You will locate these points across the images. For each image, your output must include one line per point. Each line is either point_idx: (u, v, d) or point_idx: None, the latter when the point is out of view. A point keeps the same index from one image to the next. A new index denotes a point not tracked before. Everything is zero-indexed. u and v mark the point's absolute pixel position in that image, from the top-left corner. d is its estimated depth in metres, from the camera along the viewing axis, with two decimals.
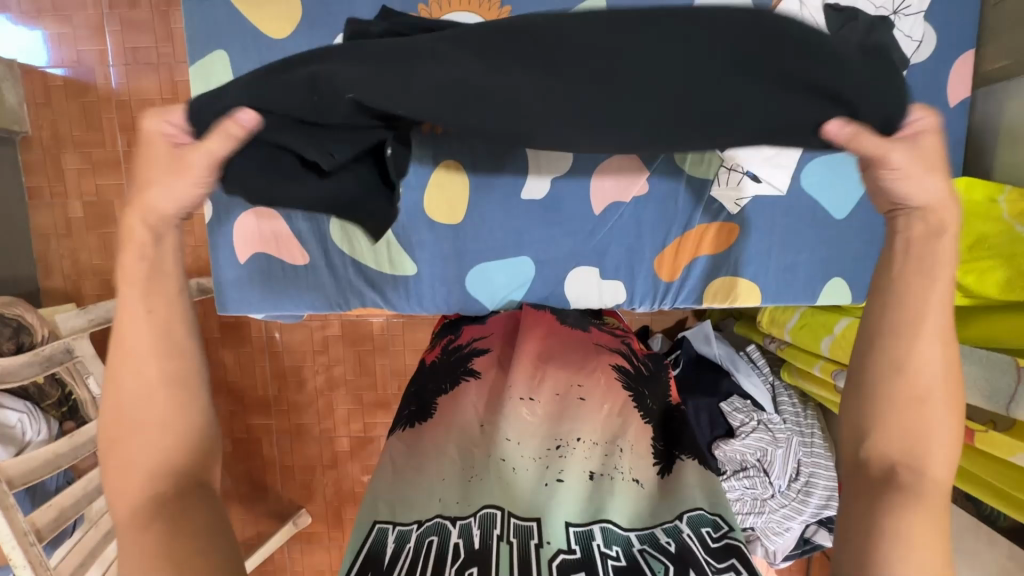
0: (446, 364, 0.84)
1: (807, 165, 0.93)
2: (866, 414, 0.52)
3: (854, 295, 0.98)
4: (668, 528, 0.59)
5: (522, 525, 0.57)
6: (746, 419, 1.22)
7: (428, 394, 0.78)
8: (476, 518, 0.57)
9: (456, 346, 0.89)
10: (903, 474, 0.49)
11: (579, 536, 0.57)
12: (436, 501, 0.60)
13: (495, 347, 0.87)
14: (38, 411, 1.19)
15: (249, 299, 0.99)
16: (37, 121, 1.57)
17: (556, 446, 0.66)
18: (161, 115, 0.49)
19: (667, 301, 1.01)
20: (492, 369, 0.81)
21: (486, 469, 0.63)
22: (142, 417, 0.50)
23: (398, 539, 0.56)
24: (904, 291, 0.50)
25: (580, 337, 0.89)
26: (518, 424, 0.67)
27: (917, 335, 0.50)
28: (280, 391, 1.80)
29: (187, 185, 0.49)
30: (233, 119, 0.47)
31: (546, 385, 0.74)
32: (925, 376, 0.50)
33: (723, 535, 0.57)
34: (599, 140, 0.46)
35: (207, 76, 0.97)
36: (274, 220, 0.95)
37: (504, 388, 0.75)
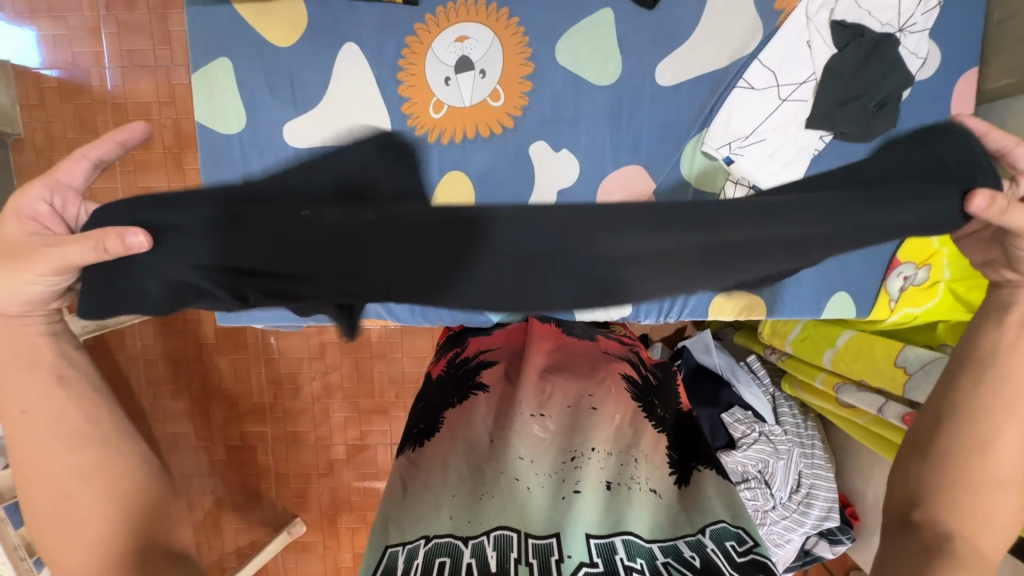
0: (453, 377, 0.84)
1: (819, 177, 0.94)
2: (931, 474, 0.49)
3: (861, 310, 1.00)
4: (692, 542, 0.58)
5: (540, 543, 0.56)
6: (747, 430, 1.21)
7: (434, 410, 0.78)
8: (489, 538, 0.56)
9: (462, 358, 0.89)
10: (961, 546, 0.46)
11: (601, 549, 0.56)
12: (446, 519, 0.59)
13: (502, 358, 0.87)
14: None
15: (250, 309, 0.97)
16: (29, 122, 1.55)
17: (571, 458, 0.66)
18: (32, 193, 0.48)
19: (673, 314, 1.00)
20: (501, 382, 0.81)
21: (497, 485, 0.62)
22: (66, 520, 0.45)
23: (408, 559, 0.55)
24: (1005, 366, 0.47)
25: (589, 346, 0.90)
26: (531, 441, 0.68)
27: (1010, 414, 0.47)
28: (276, 398, 1.78)
29: (23, 281, 0.45)
30: (119, 238, 0.44)
31: (557, 399, 0.75)
32: (1008, 465, 0.47)
33: (748, 550, 0.56)
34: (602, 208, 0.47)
35: (210, 82, 0.96)
36: None
37: (512, 401, 0.75)
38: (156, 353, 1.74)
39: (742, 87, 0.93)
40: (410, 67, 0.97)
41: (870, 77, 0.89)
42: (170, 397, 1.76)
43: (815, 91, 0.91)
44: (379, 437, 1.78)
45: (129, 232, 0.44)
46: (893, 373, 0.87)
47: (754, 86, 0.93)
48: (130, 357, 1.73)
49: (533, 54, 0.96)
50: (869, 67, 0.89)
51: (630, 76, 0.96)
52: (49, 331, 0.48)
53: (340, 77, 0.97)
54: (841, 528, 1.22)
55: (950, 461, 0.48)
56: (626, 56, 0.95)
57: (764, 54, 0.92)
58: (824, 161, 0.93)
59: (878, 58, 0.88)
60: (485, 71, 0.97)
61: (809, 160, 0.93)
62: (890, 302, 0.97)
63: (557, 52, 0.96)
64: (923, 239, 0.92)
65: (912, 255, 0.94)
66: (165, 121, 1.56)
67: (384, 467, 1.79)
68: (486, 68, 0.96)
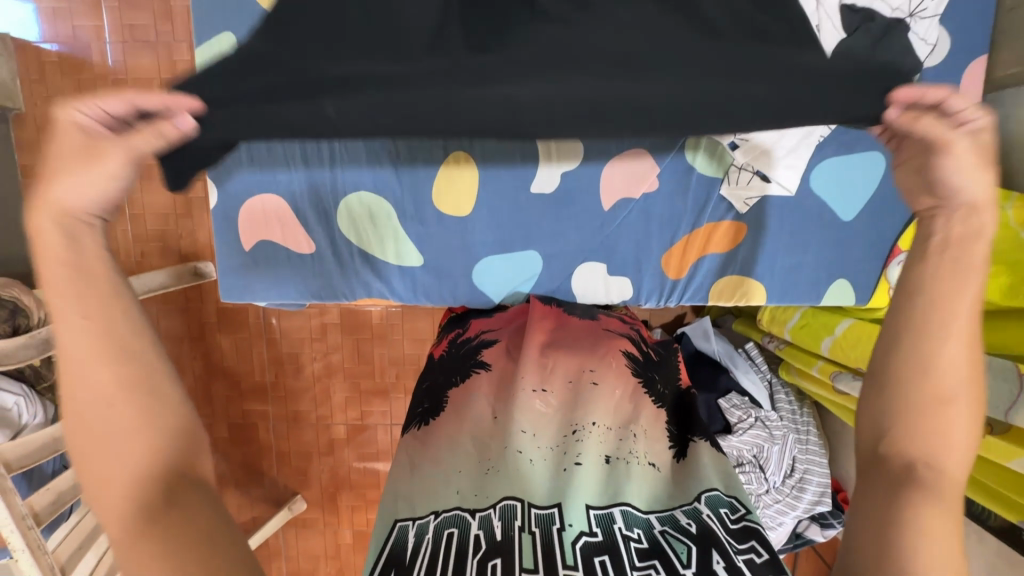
0: (454, 357, 0.86)
1: (819, 165, 0.92)
2: (885, 411, 0.48)
3: (859, 297, 0.98)
4: (688, 509, 0.63)
5: (543, 513, 0.61)
6: (743, 415, 1.23)
7: (437, 386, 0.81)
8: (495, 510, 0.61)
9: (464, 338, 0.91)
10: (925, 479, 0.46)
11: (601, 519, 0.61)
12: (454, 493, 0.64)
13: (503, 338, 0.88)
14: (32, 394, 1.26)
15: (252, 287, 0.98)
16: (31, 97, 1.65)
17: (572, 432, 0.71)
18: (75, 106, 0.47)
19: (674, 298, 1.00)
20: (503, 361, 0.83)
21: (503, 461, 0.67)
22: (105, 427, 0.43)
23: (419, 534, 0.60)
24: (934, 289, 0.47)
25: (591, 324, 0.90)
26: (534, 416, 0.72)
27: (946, 337, 0.47)
28: (277, 377, 1.80)
29: (97, 178, 0.46)
30: (171, 123, 0.52)
31: (558, 374, 0.78)
32: (952, 381, 0.47)
33: (740, 516, 0.61)
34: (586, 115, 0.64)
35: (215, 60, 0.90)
36: (281, 208, 0.94)
37: (514, 377, 0.78)
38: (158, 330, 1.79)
39: None
40: None
41: None
42: None
43: None
44: (379, 418, 1.80)
45: (179, 113, 0.52)
46: None
47: None
48: None
49: None
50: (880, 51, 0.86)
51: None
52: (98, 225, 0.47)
53: None
54: (832, 513, 1.25)
55: (894, 380, 0.48)
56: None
57: None
58: (828, 150, 0.91)
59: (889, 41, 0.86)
60: None
61: (813, 147, 0.89)
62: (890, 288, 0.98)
63: None
64: None
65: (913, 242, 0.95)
66: None
67: (384, 447, 1.81)
68: None
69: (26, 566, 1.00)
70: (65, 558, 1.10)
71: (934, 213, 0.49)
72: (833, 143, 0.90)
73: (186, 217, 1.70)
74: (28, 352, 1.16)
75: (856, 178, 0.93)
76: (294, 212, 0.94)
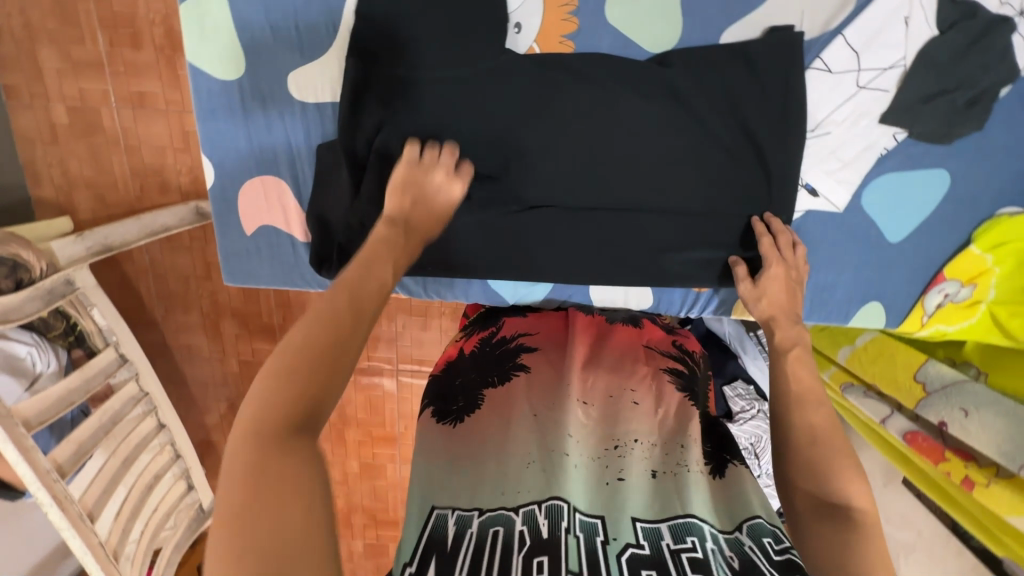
0: (489, 357, 0.82)
1: (873, 182, 0.85)
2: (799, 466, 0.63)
3: (890, 321, 0.92)
4: (729, 538, 0.60)
5: (587, 521, 0.60)
6: (746, 405, 1.22)
7: (472, 378, 0.79)
8: (541, 507, 0.60)
9: (498, 337, 0.86)
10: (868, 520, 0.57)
11: (648, 533, 0.59)
12: (500, 492, 0.63)
13: (544, 344, 0.84)
14: (44, 343, 1.30)
15: (255, 273, 0.91)
16: (5, 8, 1.50)
17: (614, 446, 0.69)
18: (321, 224, 0.85)
19: (694, 310, 0.95)
20: (549, 368, 0.79)
21: (549, 461, 0.66)
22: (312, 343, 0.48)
23: (459, 523, 0.59)
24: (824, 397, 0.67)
25: (632, 337, 0.87)
26: (574, 424, 0.70)
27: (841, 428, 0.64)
28: (284, 319, 1.82)
29: (428, 211, 0.73)
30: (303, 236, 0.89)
31: (599, 389, 0.75)
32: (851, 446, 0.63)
33: (785, 548, 0.57)
34: (594, 207, 0.86)
35: (203, 19, 0.78)
36: (279, 191, 0.87)
37: (557, 386, 0.76)
38: (166, 267, 1.79)
39: (816, 69, 0.79)
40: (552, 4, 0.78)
41: (969, 68, 0.75)
42: (181, 311, 1.84)
43: (899, 81, 0.78)
44: None
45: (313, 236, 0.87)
46: (911, 386, 0.92)
47: (830, 68, 0.78)
48: (139, 269, 1.79)
49: (579, 7, 0.78)
50: (970, 58, 0.75)
51: (692, 53, 0.78)
52: (407, 240, 0.68)
53: (355, 14, 0.77)
54: None
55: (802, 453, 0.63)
56: (692, 77, 0.79)
57: (851, 29, 0.76)
58: (890, 163, 0.83)
59: (984, 46, 0.74)
60: (520, 26, 0.79)
61: (873, 161, 0.82)
62: (922, 316, 0.91)
63: (608, 7, 0.78)
64: (976, 256, 0.84)
65: (958, 273, 0.87)
66: (154, 17, 1.50)
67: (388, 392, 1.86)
68: (522, 22, 0.78)
69: (54, 514, 1.06)
70: (93, 503, 1.20)
71: (757, 297, 0.80)
72: (898, 155, 0.82)
73: (183, 151, 1.61)
74: (35, 305, 1.16)
75: (917, 194, 0.85)
76: (297, 198, 0.87)
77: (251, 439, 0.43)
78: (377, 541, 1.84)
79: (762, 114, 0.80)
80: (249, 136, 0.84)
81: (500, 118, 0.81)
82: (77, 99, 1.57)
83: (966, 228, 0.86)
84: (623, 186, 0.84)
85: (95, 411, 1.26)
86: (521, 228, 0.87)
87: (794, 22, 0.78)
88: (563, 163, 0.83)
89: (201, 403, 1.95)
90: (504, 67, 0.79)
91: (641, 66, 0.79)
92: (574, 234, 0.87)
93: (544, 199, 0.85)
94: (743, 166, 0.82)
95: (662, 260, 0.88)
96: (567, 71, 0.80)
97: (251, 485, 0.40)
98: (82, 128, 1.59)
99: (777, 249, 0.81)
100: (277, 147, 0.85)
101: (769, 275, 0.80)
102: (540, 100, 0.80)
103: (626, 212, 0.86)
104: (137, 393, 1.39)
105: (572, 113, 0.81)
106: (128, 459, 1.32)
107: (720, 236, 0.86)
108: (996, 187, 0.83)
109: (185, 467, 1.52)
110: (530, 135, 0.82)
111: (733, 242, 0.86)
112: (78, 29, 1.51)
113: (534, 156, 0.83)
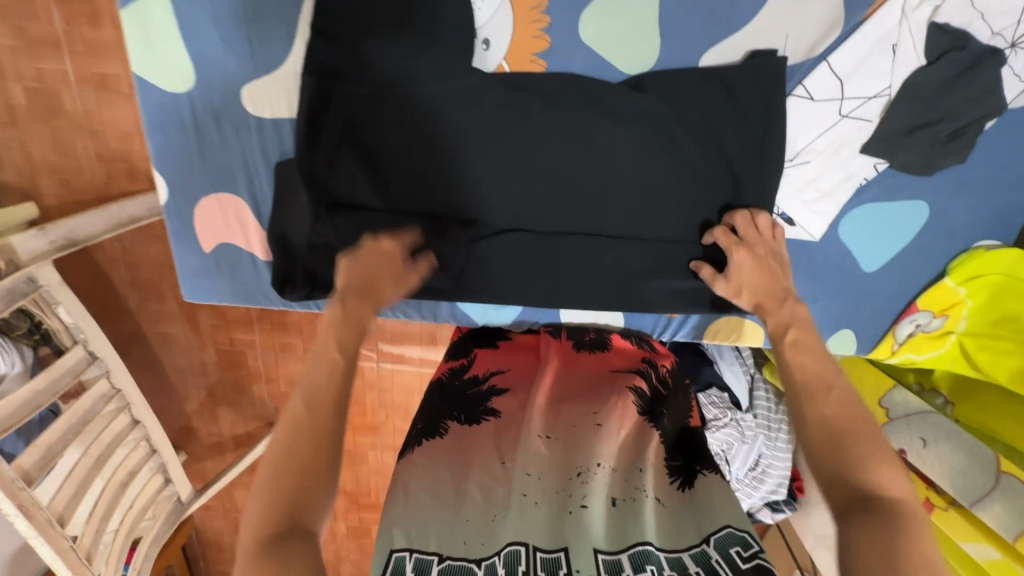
0: (458, 395, 0.81)
1: (851, 213, 0.82)
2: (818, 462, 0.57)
3: (861, 349, 0.91)
4: (695, 554, 0.57)
5: (549, 557, 0.57)
6: (720, 413, 1.18)
7: (437, 415, 0.78)
8: (501, 557, 0.58)
9: (470, 372, 0.85)
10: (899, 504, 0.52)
11: (609, 566, 0.57)
12: (460, 542, 0.61)
13: (515, 385, 0.82)
14: (6, 344, 1.25)
15: (216, 290, 0.88)
16: None
17: (576, 474, 0.66)
18: (282, 245, 0.82)
19: (666, 333, 0.94)
20: (516, 410, 0.77)
21: (508, 507, 0.64)
22: (294, 455, 0.54)
23: (419, 568, 0.57)
24: None
25: (598, 362, 0.86)
26: (535, 460, 0.68)
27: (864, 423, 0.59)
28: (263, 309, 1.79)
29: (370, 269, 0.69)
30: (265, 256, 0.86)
31: (562, 420, 0.74)
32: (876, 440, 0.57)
33: (752, 554, 0.55)
34: (565, 233, 0.82)
35: (145, 26, 0.72)
36: (237, 209, 0.83)
37: (522, 420, 0.75)
38: (139, 256, 1.74)
39: (798, 96, 0.75)
40: (522, 23, 0.74)
41: (955, 100, 0.72)
42: (156, 300, 1.80)
43: (884, 109, 0.74)
44: None
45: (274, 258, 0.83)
46: (875, 410, 0.92)
47: (813, 96, 0.75)
48: (111, 258, 1.74)
49: (551, 24, 0.74)
50: (957, 89, 0.72)
51: (668, 77, 0.75)
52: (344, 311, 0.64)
53: (310, 25, 0.72)
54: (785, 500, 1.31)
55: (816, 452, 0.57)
56: (668, 103, 0.75)
57: (837, 55, 0.73)
58: (869, 194, 0.81)
59: (972, 79, 0.71)
60: (489, 42, 0.75)
61: (853, 190, 0.80)
62: (893, 344, 0.89)
63: (582, 25, 0.73)
64: (950, 288, 0.84)
65: (931, 302, 0.85)
66: None
67: None
68: (490, 39, 0.74)
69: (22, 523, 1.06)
70: (64, 507, 1.20)
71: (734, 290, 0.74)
72: (879, 184, 0.80)
73: None
74: None
75: (894, 224, 0.83)
76: (257, 216, 0.83)
77: (246, 552, 0.49)
78: (359, 524, 1.75)
79: (742, 141, 0.76)
80: (202, 152, 0.80)
81: (468, 138, 0.78)
82: (36, 79, 1.48)
83: (942, 259, 0.85)
84: (596, 211, 0.81)
85: (64, 412, 1.24)
86: (489, 253, 0.84)
87: (778, 46, 0.74)
88: (534, 186, 0.80)
89: (181, 391, 1.93)
90: (472, 86, 0.75)
91: (616, 89, 0.76)
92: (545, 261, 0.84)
93: (514, 222, 0.82)
94: (721, 194, 0.79)
95: (634, 290, 0.85)
96: (538, 91, 0.76)
97: None
98: (43, 110, 1.51)
99: (734, 236, 0.76)
100: (234, 164, 0.80)
101: (736, 263, 0.74)
102: (510, 121, 0.77)
103: (597, 238, 0.83)
104: (109, 390, 1.37)
105: (543, 135, 0.78)
106: (100, 459, 1.32)
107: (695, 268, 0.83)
108: (974, 220, 0.82)
109: (161, 461, 1.51)
110: (500, 156, 0.79)
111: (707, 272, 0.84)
112: (32, 6, 1.42)
113: (504, 179, 0.80)
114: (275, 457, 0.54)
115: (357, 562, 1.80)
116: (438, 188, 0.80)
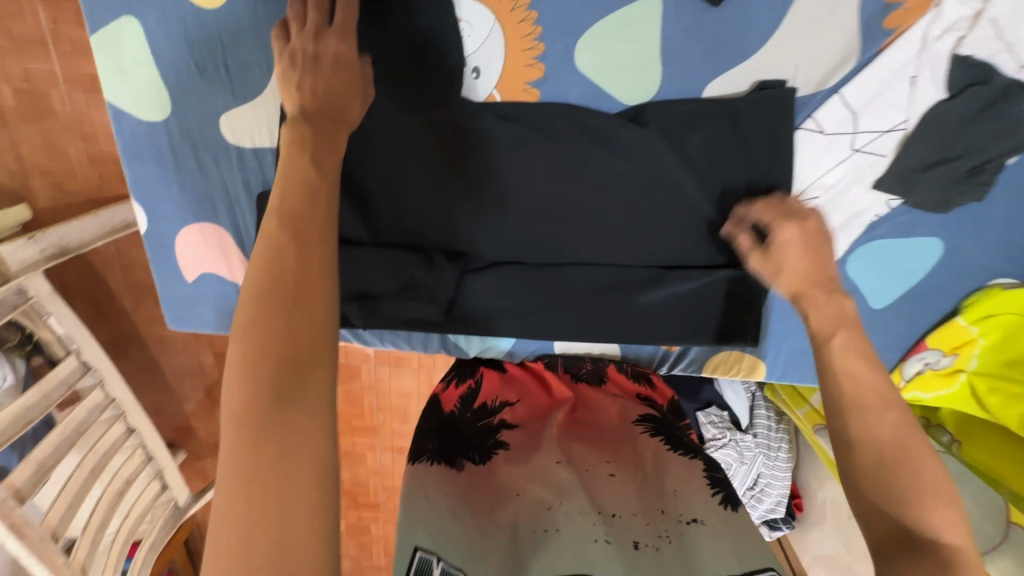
0: (466, 424, 0.74)
1: (858, 251, 0.78)
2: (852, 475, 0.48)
3: None
4: None
5: None
6: (719, 433, 1.15)
7: (456, 448, 0.70)
8: None
9: (478, 401, 0.79)
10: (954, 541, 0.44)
11: None
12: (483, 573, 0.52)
13: (527, 422, 0.76)
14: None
15: (201, 319, 0.86)
16: None
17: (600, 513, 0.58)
18: None
19: (665, 365, 0.91)
20: (528, 444, 0.71)
21: (530, 546, 0.55)
22: (287, 286, 0.43)
23: None
24: None
25: (601, 395, 0.81)
26: (556, 489, 0.60)
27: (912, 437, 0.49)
28: None
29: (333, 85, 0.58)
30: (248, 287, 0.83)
31: (579, 458, 0.67)
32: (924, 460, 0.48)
33: None
34: (559, 269, 0.79)
35: (119, 54, 0.69)
36: (218, 239, 0.80)
37: (536, 449, 0.69)
38: (133, 258, 1.72)
39: (807, 129, 0.71)
40: (514, 52, 0.70)
41: (977, 135, 0.67)
42: (152, 302, 1.78)
43: (899, 144, 0.70)
44: None
45: None
46: None
47: (822, 129, 0.71)
48: (107, 260, 1.72)
49: (544, 52, 0.70)
50: (979, 124, 0.67)
51: (669, 107, 0.71)
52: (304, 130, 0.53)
53: None
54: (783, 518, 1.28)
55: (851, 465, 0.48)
56: (668, 135, 0.71)
57: (851, 87, 0.68)
58: (880, 231, 0.77)
59: (996, 113, 0.66)
60: (479, 70, 0.71)
61: (861, 228, 0.76)
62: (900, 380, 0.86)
63: (576, 54, 0.70)
64: (961, 327, 0.80)
65: (940, 341, 0.81)
66: None
67: None
68: (479, 66, 0.71)
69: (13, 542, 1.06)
70: (57, 522, 1.19)
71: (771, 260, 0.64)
72: (888, 224, 0.76)
73: None
74: None
75: (904, 261, 0.79)
76: (239, 248, 0.80)
77: (237, 403, 0.40)
78: (358, 522, 1.74)
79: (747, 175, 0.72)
80: (180, 180, 0.76)
81: (458, 170, 0.74)
82: (23, 79, 1.35)
83: (955, 296, 0.81)
84: (593, 245, 0.77)
85: (57, 425, 1.22)
86: (480, 288, 0.80)
87: (787, 76, 0.69)
88: (527, 220, 0.76)
89: (179, 391, 1.92)
90: (461, 118, 0.72)
91: (612, 121, 0.72)
92: (538, 299, 0.80)
93: (506, 254, 0.79)
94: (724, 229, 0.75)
95: (632, 329, 0.81)
96: (530, 122, 0.72)
97: (241, 463, 0.38)
98: (33, 111, 1.38)
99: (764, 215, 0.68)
100: (213, 193, 0.77)
101: (781, 240, 0.63)
102: (501, 153, 0.73)
103: (592, 274, 0.79)
104: (103, 400, 1.35)
105: (535, 168, 0.74)
106: (95, 470, 1.31)
107: (695, 305, 0.79)
108: (990, 256, 0.77)
109: (158, 468, 1.51)
110: (491, 189, 0.75)
111: (709, 312, 0.80)
112: None
113: (495, 212, 0.76)
114: (263, 289, 0.43)
115: (356, 559, 1.79)
116: (427, 221, 0.77)
